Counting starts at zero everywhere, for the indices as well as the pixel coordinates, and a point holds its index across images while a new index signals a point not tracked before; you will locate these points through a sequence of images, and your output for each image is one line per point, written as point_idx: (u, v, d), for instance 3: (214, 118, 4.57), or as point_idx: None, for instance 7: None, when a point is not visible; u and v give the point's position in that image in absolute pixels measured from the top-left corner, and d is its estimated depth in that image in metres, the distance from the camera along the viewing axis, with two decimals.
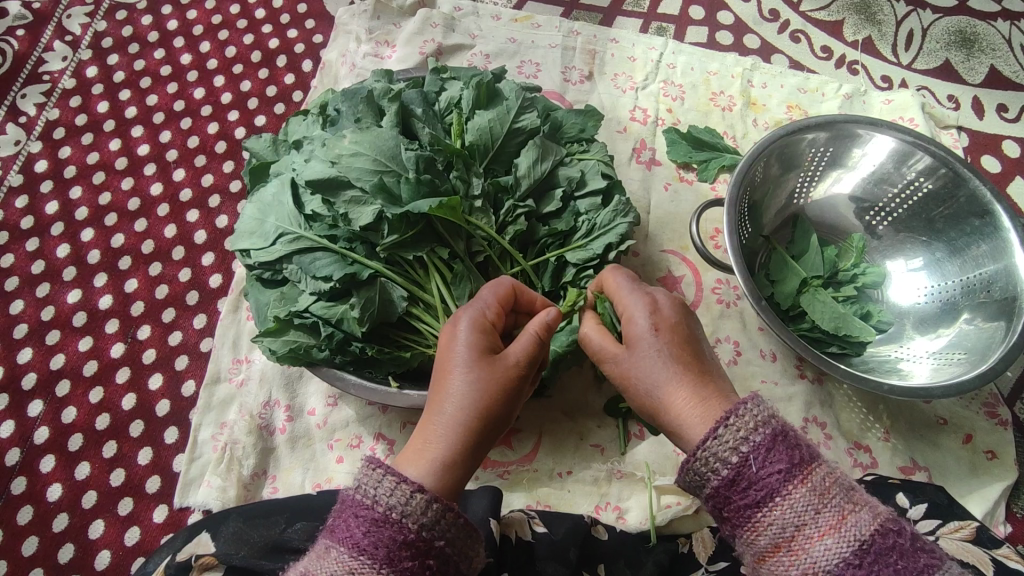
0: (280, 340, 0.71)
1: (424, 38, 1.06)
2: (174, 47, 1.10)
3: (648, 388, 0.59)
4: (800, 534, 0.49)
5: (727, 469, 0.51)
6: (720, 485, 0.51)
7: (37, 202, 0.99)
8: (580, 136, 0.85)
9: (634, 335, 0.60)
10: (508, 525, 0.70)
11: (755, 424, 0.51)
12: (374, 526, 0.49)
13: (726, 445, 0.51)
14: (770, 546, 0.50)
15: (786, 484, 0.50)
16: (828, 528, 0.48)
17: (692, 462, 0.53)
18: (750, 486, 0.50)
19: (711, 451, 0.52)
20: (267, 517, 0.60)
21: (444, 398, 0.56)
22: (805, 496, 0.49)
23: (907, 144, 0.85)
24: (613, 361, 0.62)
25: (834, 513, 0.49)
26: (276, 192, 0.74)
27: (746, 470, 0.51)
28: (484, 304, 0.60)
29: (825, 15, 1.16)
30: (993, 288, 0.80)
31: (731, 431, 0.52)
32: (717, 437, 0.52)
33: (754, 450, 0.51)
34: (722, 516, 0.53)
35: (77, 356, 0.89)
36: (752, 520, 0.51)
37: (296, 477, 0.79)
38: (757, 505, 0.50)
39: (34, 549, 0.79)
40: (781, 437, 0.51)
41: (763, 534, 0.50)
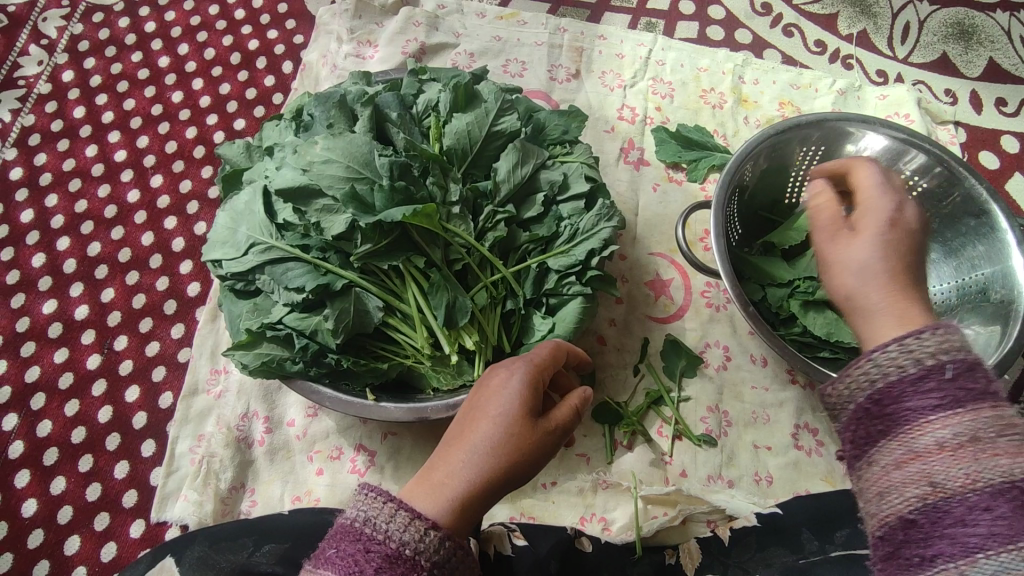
0: (252, 353, 0.69)
1: (407, 37, 1.04)
2: (152, 49, 1.08)
3: (830, 269, 0.57)
4: (973, 444, 0.41)
5: (914, 365, 0.44)
6: (898, 378, 0.44)
7: (13, 211, 0.97)
8: (563, 138, 0.82)
9: (868, 222, 0.56)
10: (487, 540, 0.68)
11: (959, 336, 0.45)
12: (385, 563, 0.46)
13: (925, 344, 0.45)
14: (931, 447, 0.42)
15: (975, 399, 0.42)
16: (1008, 453, 0.40)
17: (874, 353, 0.46)
18: (927, 386, 0.43)
19: (908, 347, 0.45)
20: (233, 540, 0.57)
21: (478, 442, 0.54)
22: (990, 417, 0.42)
23: (901, 141, 0.82)
24: (830, 239, 0.57)
25: (1018, 442, 0.41)
26: (248, 200, 0.71)
27: (937, 373, 0.43)
28: (540, 356, 0.60)
29: (819, 8, 1.13)
30: (992, 290, 0.78)
31: (933, 334, 0.45)
32: (920, 334, 0.45)
33: (952, 358, 0.44)
34: (873, 415, 0.45)
35: (52, 368, 0.87)
36: (917, 421, 0.43)
37: (275, 490, 0.78)
38: (933, 406, 0.43)
39: (9, 565, 0.78)
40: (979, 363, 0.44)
41: (928, 435, 0.42)
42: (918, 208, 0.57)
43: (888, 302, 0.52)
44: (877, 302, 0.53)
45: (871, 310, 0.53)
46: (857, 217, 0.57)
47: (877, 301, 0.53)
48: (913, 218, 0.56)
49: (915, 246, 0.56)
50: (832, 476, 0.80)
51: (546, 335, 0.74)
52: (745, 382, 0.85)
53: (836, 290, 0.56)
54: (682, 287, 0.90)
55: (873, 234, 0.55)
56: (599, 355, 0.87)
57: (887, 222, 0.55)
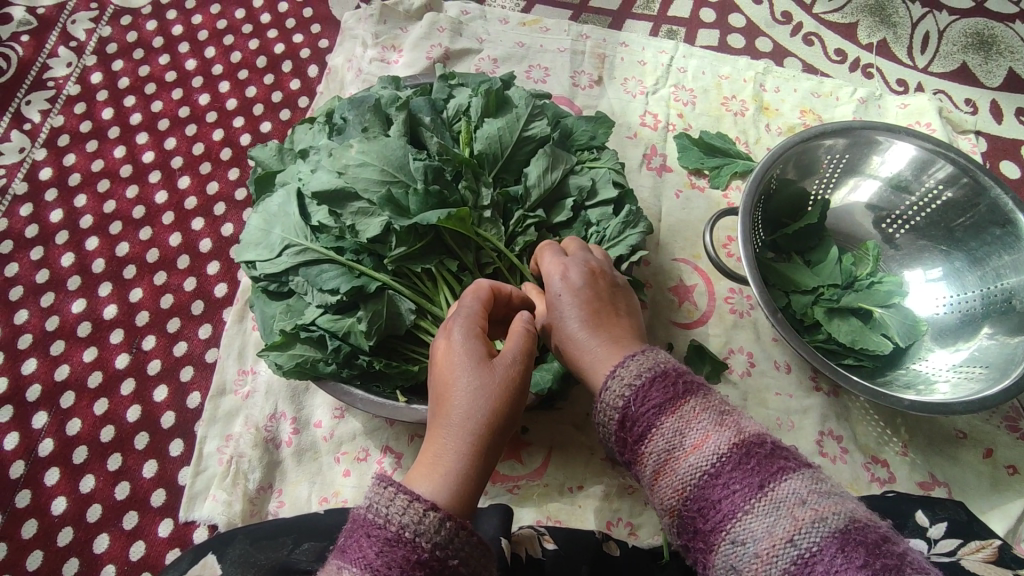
0: (286, 354, 0.69)
1: (431, 42, 1.04)
2: (179, 52, 1.09)
3: (556, 343, 0.65)
4: (671, 457, 0.52)
5: (618, 411, 0.56)
6: (614, 427, 0.56)
7: (42, 210, 0.98)
8: (591, 143, 0.83)
9: (551, 299, 0.64)
10: (518, 544, 0.68)
11: (640, 369, 0.56)
12: (386, 546, 0.47)
13: (615, 392, 0.56)
14: (654, 472, 0.54)
15: (658, 416, 0.53)
16: (694, 447, 0.52)
17: (598, 409, 0.57)
18: (633, 424, 0.54)
19: (607, 400, 0.56)
20: (272, 539, 0.58)
21: (448, 416, 0.55)
22: (674, 424, 0.53)
23: (928, 152, 0.83)
24: (539, 319, 0.67)
25: (699, 436, 0.52)
26: (282, 202, 0.72)
27: (631, 413, 0.55)
28: (471, 309, 0.60)
29: (838, 17, 1.14)
30: (1017, 299, 0.78)
31: (618, 380, 0.56)
32: (607, 389, 0.57)
33: (636, 390, 0.55)
34: (624, 459, 0.57)
35: (81, 366, 0.88)
36: (637, 451, 0.54)
37: (303, 490, 0.78)
38: (642, 445, 0.54)
39: (39, 563, 0.78)
40: (659, 374, 0.55)
41: (648, 464, 0.54)
42: (589, 266, 0.65)
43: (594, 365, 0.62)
44: (591, 364, 0.62)
45: (590, 372, 0.62)
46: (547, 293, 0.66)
47: (591, 361, 0.62)
48: (580, 280, 0.64)
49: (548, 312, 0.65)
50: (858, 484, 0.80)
51: None
52: (770, 388, 0.85)
53: (566, 357, 0.65)
54: (706, 292, 0.91)
55: (564, 306, 0.64)
56: None
57: (560, 292, 0.64)
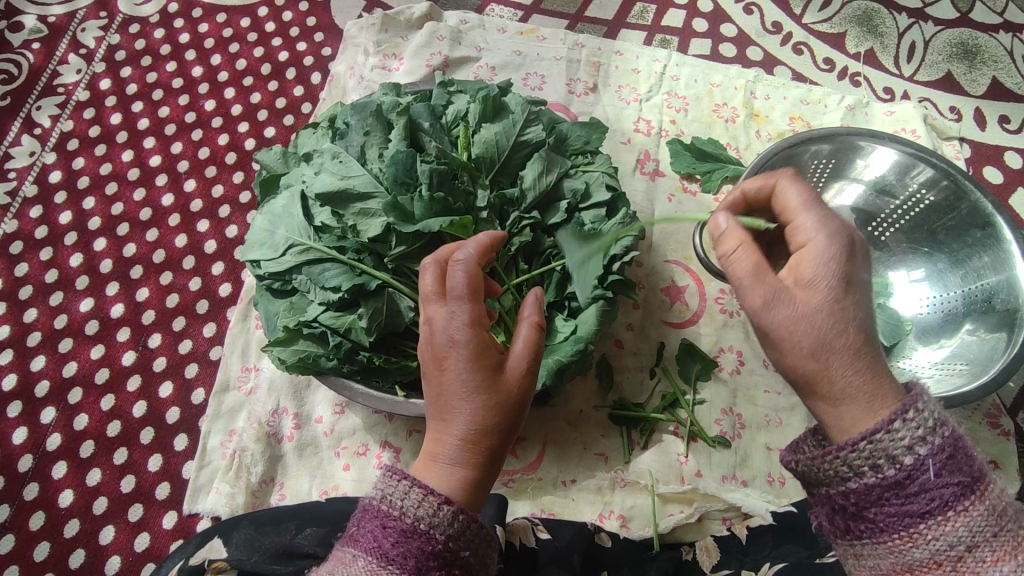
0: (289, 349, 0.72)
1: (431, 50, 1.08)
2: (186, 59, 1.12)
3: (796, 344, 0.52)
4: (970, 555, 0.47)
5: (896, 469, 0.49)
6: (882, 485, 0.49)
7: (51, 213, 1.01)
8: (585, 148, 0.85)
9: (824, 287, 0.52)
10: (513, 532, 0.71)
11: (932, 424, 0.49)
12: (401, 537, 0.49)
13: (902, 443, 0.49)
14: (931, 558, 0.48)
15: (962, 499, 0.48)
16: (1003, 555, 0.47)
17: (851, 451, 0.50)
18: (917, 495, 0.48)
19: (885, 443, 0.49)
20: (277, 524, 0.61)
21: (457, 425, 0.53)
22: (980, 516, 0.48)
23: (909, 156, 0.86)
24: (783, 304, 0.52)
25: (1009, 538, 0.47)
26: (286, 204, 0.75)
27: (921, 474, 0.48)
28: (467, 303, 0.54)
29: (827, 27, 1.17)
30: (996, 298, 0.81)
31: (908, 427, 0.49)
32: (893, 431, 0.49)
33: (926, 457, 0.48)
34: (856, 515, 0.51)
35: (89, 363, 0.90)
36: (912, 532, 0.49)
37: (303, 484, 0.80)
38: (922, 514, 0.48)
39: (46, 554, 0.80)
40: (958, 449, 0.49)
41: (922, 547, 0.48)
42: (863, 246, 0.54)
43: (856, 386, 0.52)
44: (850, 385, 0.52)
45: (843, 394, 0.52)
46: (802, 273, 0.53)
47: (847, 381, 0.52)
48: (862, 265, 0.53)
49: (813, 307, 0.52)
50: None
51: (568, 337, 0.76)
52: (758, 386, 0.88)
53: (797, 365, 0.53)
54: (697, 293, 0.93)
55: (830, 312, 0.51)
56: (616, 358, 0.90)
57: (844, 282, 0.52)
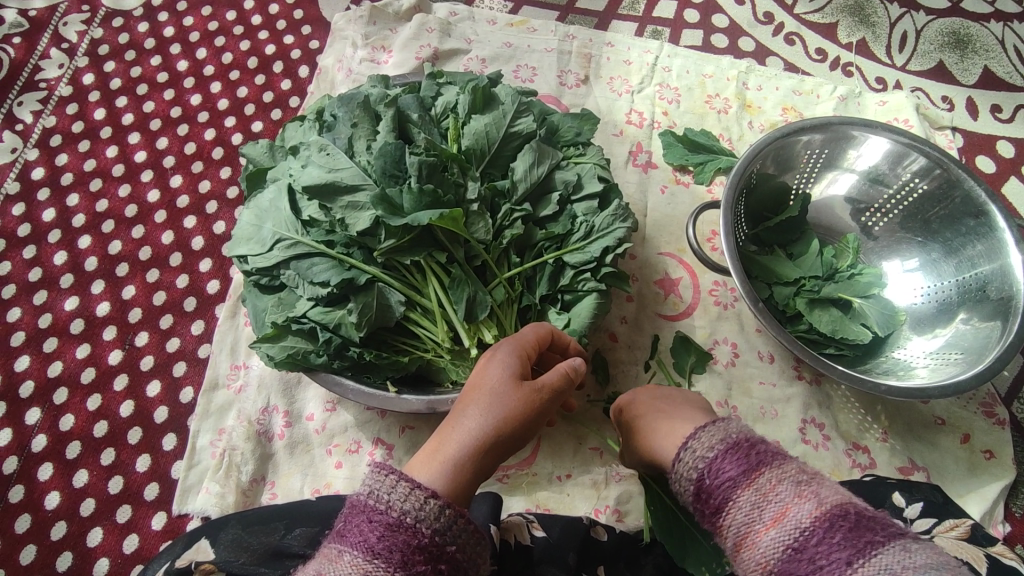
0: (278, 346, 0.71)
1: (420, 43, 1.06)
2: (171, 54, 1.10)
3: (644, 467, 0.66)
4: (750, 531, 0.47)
5: (691, 482, 0.52)
6: (689, 498, 0.52)
7: (34, 210, 0.99)
8: (576, 140, 0.84)
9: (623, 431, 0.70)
10: (507, 530, 0.70)
11: (712, 440, 0.52)
12: (388, 531, 0.48)
13: (688, 462, 0.52)
14: (734, 543, 0.48)
15: (736, 488, 0.48)
16: (773, 518, 0.46)
17: (670, 484, 0.54)
18: (710, 495, 0.50)
19: (679, 467, 0.53)
20: (266, 523, 0.61)
21: (470, 416, 0.59)
22: (751, 496, 0.47)
23: (902, 145, 0.85)
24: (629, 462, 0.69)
25: (779, 508, 0.46)
26: (273, 198, 0.74)
27: (703, 483, 0.51)
28: (524, 337, 0.66)
29: (819, 17, 1.17)
30: (990, 287, 0.80)
31: (691, 452, 0.52)
32: (680, 457, 0.53)
33: (710, 462, 0.51)
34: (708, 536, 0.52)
35: (75, 363, 0.89)
36: (716, 527, 0.49)
37: (295, 482, 0.79)
38: (713, 514, 0.49)
39: (32, 557, 0.79)
40: (730, 446, 0.50)
41: (727, 537, 0.48)
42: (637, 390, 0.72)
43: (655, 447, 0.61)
44: (659, 450, 0.60)
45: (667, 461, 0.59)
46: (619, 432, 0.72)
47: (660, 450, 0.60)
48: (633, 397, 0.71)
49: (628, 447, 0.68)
50: (840, 469, 0.82)
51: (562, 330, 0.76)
52: (753, 378, 0.87)
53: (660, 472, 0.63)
54: (691, 285, 0.93)
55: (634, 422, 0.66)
56: (610, 351, 0.89)
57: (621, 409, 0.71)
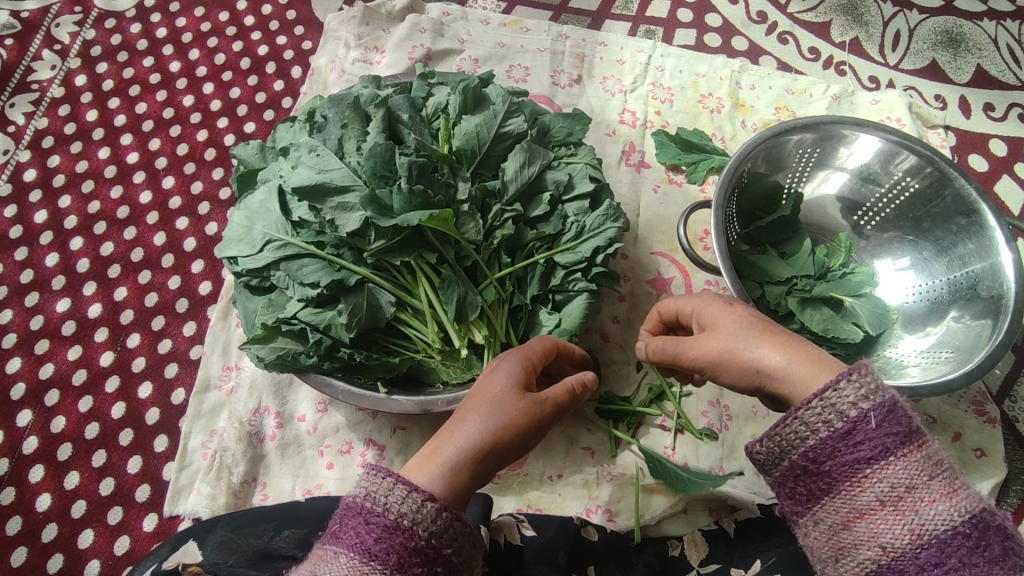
0: (268, 347, 0.71)
1: (413, 43, 1.06)
2: (163, 54, 1.10)
3: (718, 373, 0.59)
4: (910, 496, 0.45)
5: (841, 422, 0.47)
6: (830, 437, 0.47)
7: (26, 211, 0.99)
8: (567, 140, 0.84)
9: (715, 319, 0.60)
10: (497, 530, 0.70)
11: (876, 386, 0.47)
12: (384, 533, 0.48)
13: (847, 398, 0.47)
14: (876, 502, 0.46)
15: (904, 449, 0.46)
16: (940, 495, 0.45)
17: (801, 411, 0.48)
18: (862, 448, 0.46)
19: (832, 401, 0.47)
20: (254, 526, 0.61)
21: (470, 421, 0.58)
22: (919, 462, 0.46)
23: (893, 144, 0.85)
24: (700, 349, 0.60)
25: (944, 483, 0.45)
26: (263, 199, 0.74)
27: (863, 425, 0.46)
28: (529, 348, 0.65)
29: (812, 16, 1.17)
30: (981, 286, 0.81)
31: (852, 386, 0.47)
32: (838, 388, 0.47)
33: (870, 412, 0.47)
34: (811, 472, 0.48)
35: (66, 365, 0.89)
36: (857, 478, 0.46)
37: (286, 483, 0.79)
38: (866, 460, 0.46)
39: (23, 559, 0.79)
40: (898, 404, 0.47)
41: (868, 492, 0.46)
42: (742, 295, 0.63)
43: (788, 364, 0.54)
44: (780, 357, 0.55)
45: (780, 371, 0.55)
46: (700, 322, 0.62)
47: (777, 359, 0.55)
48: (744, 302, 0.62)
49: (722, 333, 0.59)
50: None
51: (553, 330, 0.76)
52: None
53: (742, 379, 0.58)
54: (683, 285, 0.93)
55: (726, 324, 0.59)
56: (603, 351, 0.89)
57: (725, 305, 0.61)
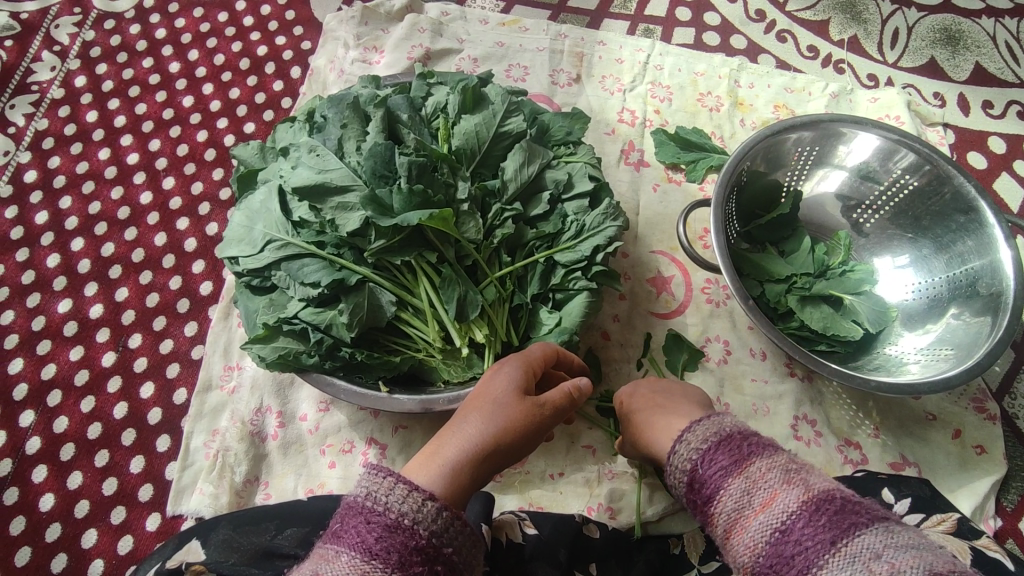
0: (269, 347, 0.71)
1: (412, 43, 1.06)
2: (163, 55, 1.11)
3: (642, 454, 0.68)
4: (741, 516, 0.48)
5: (686, 473, 0.54)
6: (684, 489, 0.54)
7: (27, 212, 0.99)
8: (566, 139, 0.84)
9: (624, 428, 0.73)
10: (498, 529, 0.70)
11: (705, 432, 0.54)
12: (385, 532, 0.49)
13: (683, 454, 0.55)
14: (725, 532, 0.50)
15: (727, 477, 0.50)
16: (760, 504, 0.48)
17: (669, 480, 0.57)
18: (703, 485, 0.52)
19: (676, 461, 0.55)
20: (256, 524, 0.61)
21: (470, 424, 0.59)
22: (741, 483, 0.49)
23: (892, 141, 0.85)
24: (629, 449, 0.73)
25: (767, 492, 0.48)
26: (264, 199, 0.74)
27: (698, 472, 0.53)
28: (530, 353, 0.67)
29: (811, 15, 1.17)
30: (980, 283, 0.81)
31: (686, 444, 0.55)
32: (676, 450, 0.56)
33: (704, 454, 0.53)
34: (703, 527, 0.53)
35: (68, 365, 0.89)
36: (707, 514, 0.51)
37: (289, 482, 0.79)
38: (707, 501, 0.51)
39: (27, 559, 0.79)
40: (725, 438, 0.53)
41: (718, 524, 0.50)
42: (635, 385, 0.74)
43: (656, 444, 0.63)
44: (657, 440, 0.63)
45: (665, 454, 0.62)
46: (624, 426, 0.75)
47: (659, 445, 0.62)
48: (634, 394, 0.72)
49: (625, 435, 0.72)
50: (832, 465, 0.82)
51: (553, 329, 0.76)
52: (745, 375, 0.87)
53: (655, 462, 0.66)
54: (683, 283, 0.93)
55: (636, 415, 0.68)
56: (603, 350, 0.89)
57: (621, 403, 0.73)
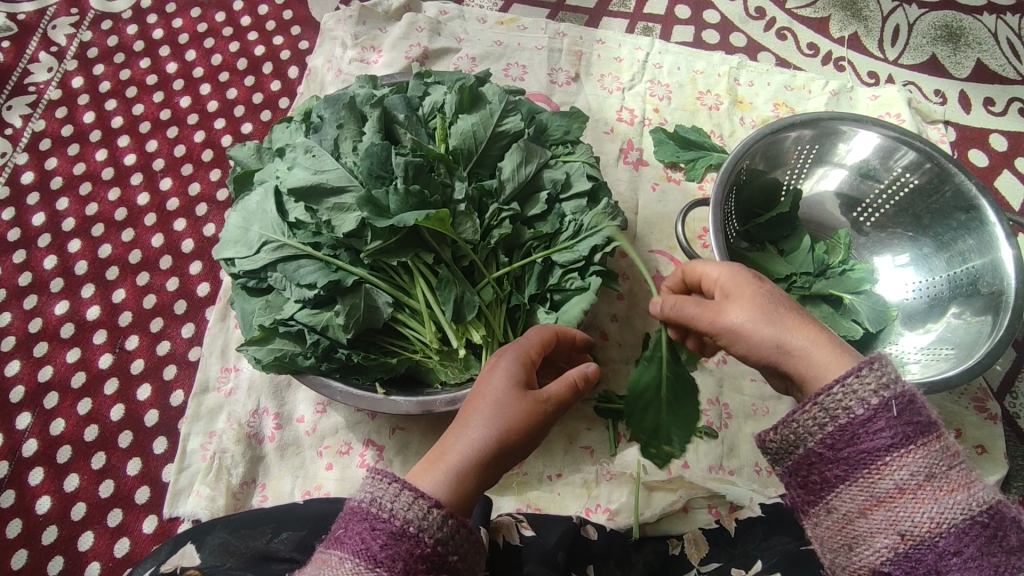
0: (265, 348, 0.71)
1: (410, 42, 1.06)
2: (160, 55, 1.10)
3: (749, 335, 0.57)
4: (929, 483, 0.47)
5: (863, 409, 0.49)
6: (851, 422, 0.49)
7: (24, 214, 0.99)
8: (565, 138, 0.84)
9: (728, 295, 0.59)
10: (496, 530, 0.71)
11: (890, 376, 0.49)
12: (391, 539, 0.49)
13: (869, 386, 0.49)
14: (895, 489, 0.48)
15: (919, 438, 0.48)
16: (959, 484, 0.47)
17: (822, 398, 0.50)
18: (877, 431, 0.48)
19: (850, 389, 0.50)
20: (251, 528, 0.62)
21: (473, 425, 0.57)
22: (938, 451, 0.48)
23: (892, 139, 0.85)
24: (698, 313, 0.60)
25: (962, 474, 0.48)
26: (260, 200, 0.73)
27: (884, 413, 0.49)
28: (529, 341, 0.64)
29: (811, 12, 1.16)
30: (982, 282, 0.80)
31: (874, 374, 0.50)
32: (861, 375, 0.50)
33: (887, 401, 0.49)
34: (829, 459, 0.50)
35: (65, 367, 0.89)
36: (876, 463, 0.48)
37: (286, 484, 0.79)
38: (886, 447, 0.48)
39: (23, 562, 0.79)
40: (916, 392, 0.50)
41: (887, 478, 0.48)
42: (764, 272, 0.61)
43: (816, 353, 0.54)
44: (817, 352, 0.54)
45: (807, 355, 0.55)
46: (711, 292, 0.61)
47: (802, 343, 0.55)
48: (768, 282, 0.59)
49: (738, 307, 0.58)
50: None
51: None
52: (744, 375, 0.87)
53: (761, 350, 0.57)
54: None
55: (763, 297, 0.58)
56: (601, 350, 0.89)
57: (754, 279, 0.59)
